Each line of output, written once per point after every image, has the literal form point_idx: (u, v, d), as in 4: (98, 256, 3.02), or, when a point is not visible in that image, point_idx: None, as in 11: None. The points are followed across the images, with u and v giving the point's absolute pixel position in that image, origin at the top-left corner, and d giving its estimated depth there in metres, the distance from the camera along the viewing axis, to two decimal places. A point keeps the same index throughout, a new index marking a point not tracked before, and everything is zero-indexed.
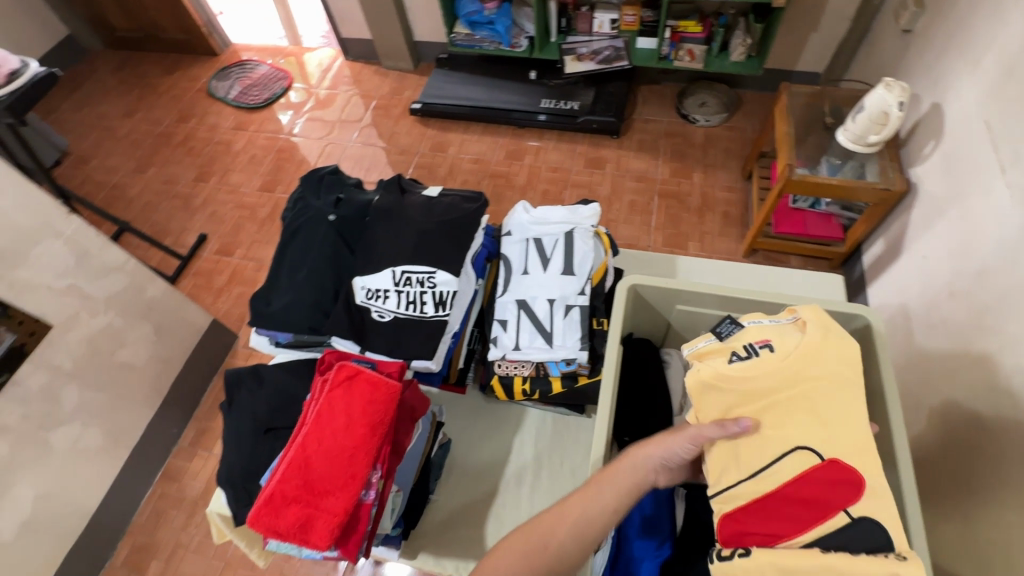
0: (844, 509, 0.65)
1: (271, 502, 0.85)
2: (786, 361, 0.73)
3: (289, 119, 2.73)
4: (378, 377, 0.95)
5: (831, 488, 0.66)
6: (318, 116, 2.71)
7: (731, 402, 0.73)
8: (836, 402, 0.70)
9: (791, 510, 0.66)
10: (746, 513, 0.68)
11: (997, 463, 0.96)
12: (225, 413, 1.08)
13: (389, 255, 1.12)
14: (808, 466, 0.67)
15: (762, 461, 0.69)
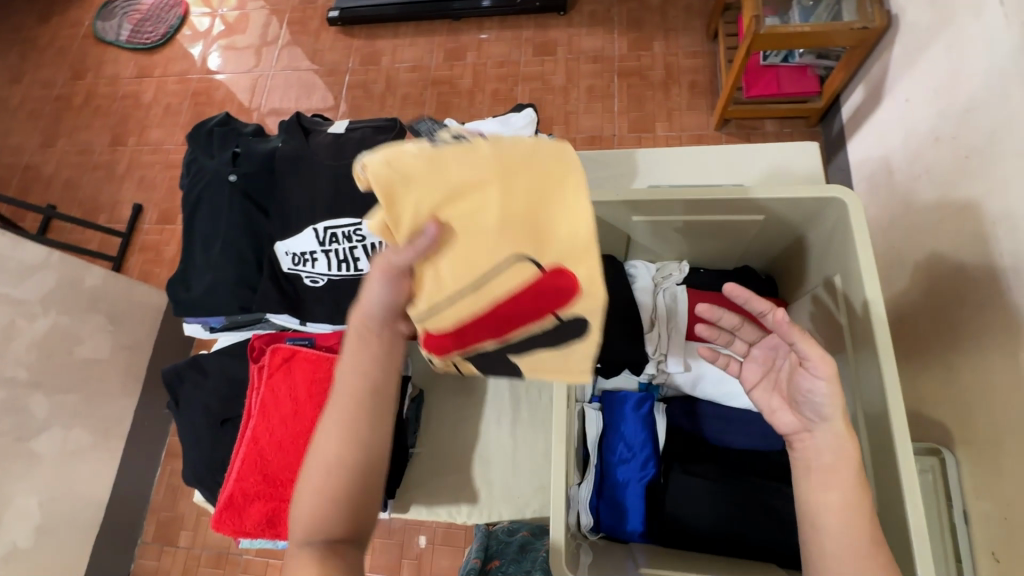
0: (557, 314, 0.56)
1: (233, 503, 0.81)
2: (489, 161, 0.47)
3: (200, 52, 2.37)
4: (318, 354, 0.87)
5: (550, 297, 0.54)
6: (228, 44, 2.35)
7: (426, 195, 0.48)
8: (529, 202, 0.49)
9: (512, 322, 0.57)
10: (451, 338, 0.60)
11: (982, 317, 0.91)
12: (175, 412, 1.02)
13: (306, 212, 0.98)
14: (531, 277, 0.53)
15: (485, 277, 0.53)
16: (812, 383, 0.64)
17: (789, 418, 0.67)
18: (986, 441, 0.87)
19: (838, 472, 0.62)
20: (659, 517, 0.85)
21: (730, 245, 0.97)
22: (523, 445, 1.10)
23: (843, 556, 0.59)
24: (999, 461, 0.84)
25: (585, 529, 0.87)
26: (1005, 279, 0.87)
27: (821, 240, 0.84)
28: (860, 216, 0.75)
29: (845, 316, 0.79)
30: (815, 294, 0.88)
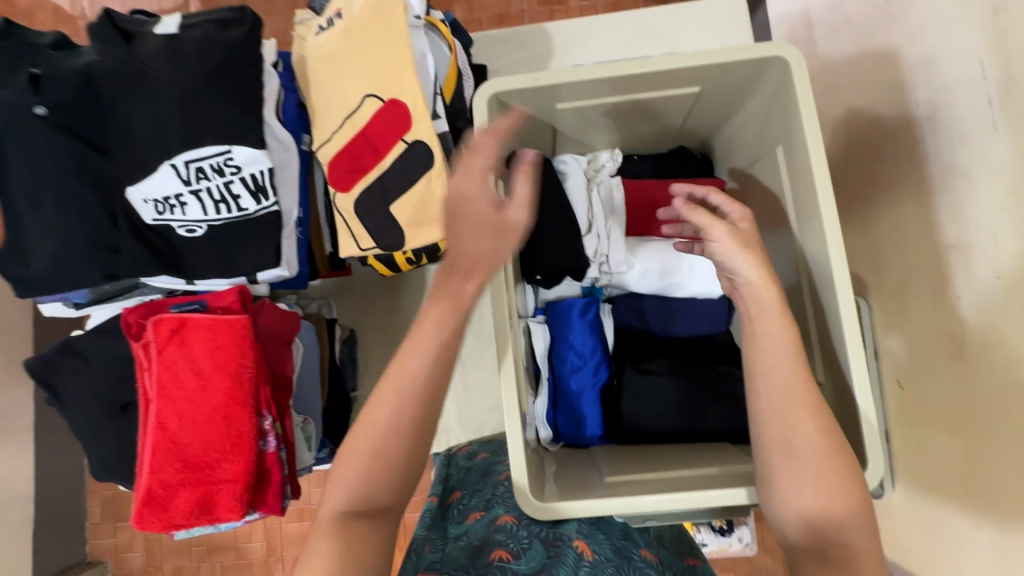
0: (403, 140, 0.81)
1: (154, 499, 0.71)
2: (352, 25, 0.81)
3: None
4: (213, 319, 0.73)
5: (390, 123, 0.81)
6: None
7: (325, 68, 0.83)
8: (380, 64, 0.80)
9: (369, 150, 0.83)
10: (337, 167, 0.85)
11: (897, 169, 0.90)
12: (60, 408, 0.86)
13: (154, 146, 0.77)
14: (376, 109, 0.81)
15: (351, 112, 0.82)
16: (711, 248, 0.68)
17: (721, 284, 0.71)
18: (895, 289, 0.91)
19: (764, 317, 0.63)
20: (617, 419, 0.85)
21: (663, 124, 0.88)
22: (472, 367, 1.05)
23: (778, 403, 0.60)
24: (907, 301, 0.88)
25: (545, 442, 0.87)
26: (919, 126, 0.84)
27: (761, 108, 0.77)
28: (803, 74, 0.67)
29: (790, 190, 0.75)
30: (756, 168, 0.83)
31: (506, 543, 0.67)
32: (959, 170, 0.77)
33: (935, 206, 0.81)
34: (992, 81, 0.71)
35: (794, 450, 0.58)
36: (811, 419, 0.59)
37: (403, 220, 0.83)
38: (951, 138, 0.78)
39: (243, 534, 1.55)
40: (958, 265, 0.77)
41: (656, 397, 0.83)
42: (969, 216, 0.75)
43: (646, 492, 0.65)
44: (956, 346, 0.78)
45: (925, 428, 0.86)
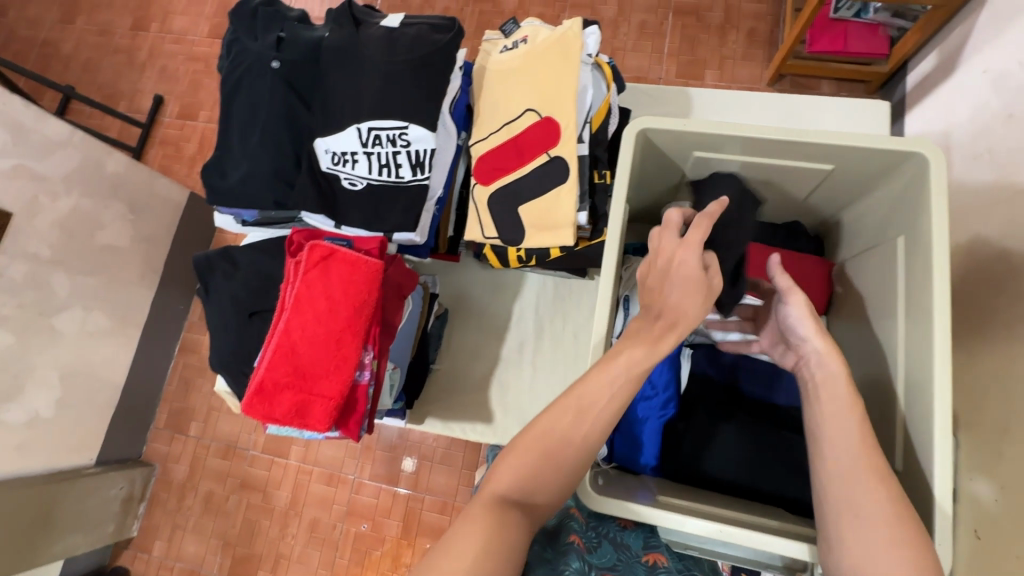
0: (547, 152, 0.92)
1: (264, 391, 0.83)
2: (532, 50, 0.95)
3: None
4: (356, 256, 0.85)
5: (540, 135, 0.92)
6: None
7: (499, 79, 0.97)
8: (546, 85, 0.93)
9: (516, 153, 0.94)
10: (484, 160, 0.97)
11: (1021, 299, 0.89)
12: (204, 300, 1.02)
13: (350, 111, 0.94)
14: (532, 122, 0.93)
15: (509, 119, 0.95)
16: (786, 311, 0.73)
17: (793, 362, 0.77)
18: (996, 425, 0.87)
19: (829, 390, 0.67)
20: (676, 455, 0.87)
21: (786, 195, 0.93)
22: (541, 375, 1.11)
23: (846, 469, 0.62)
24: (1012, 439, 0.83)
25: (599, 458, 0.91)
26: None
27: (891, 199, 0.80)
28: (942, 174, 0.70)
29: (902, 278, 0.76)
30: (868, 256, 0.86)
31: (582, 533, 0.69)
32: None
33: None
34: None
35: (848, 512, 0.60)
36: (882, 488, 0.60)
37: (526, 221, 0.94)
38: None
39: (276, 477, 1.65)
40: None
41: (720, 445, 0.85)
42: None
43: (699, 517, 0.67)
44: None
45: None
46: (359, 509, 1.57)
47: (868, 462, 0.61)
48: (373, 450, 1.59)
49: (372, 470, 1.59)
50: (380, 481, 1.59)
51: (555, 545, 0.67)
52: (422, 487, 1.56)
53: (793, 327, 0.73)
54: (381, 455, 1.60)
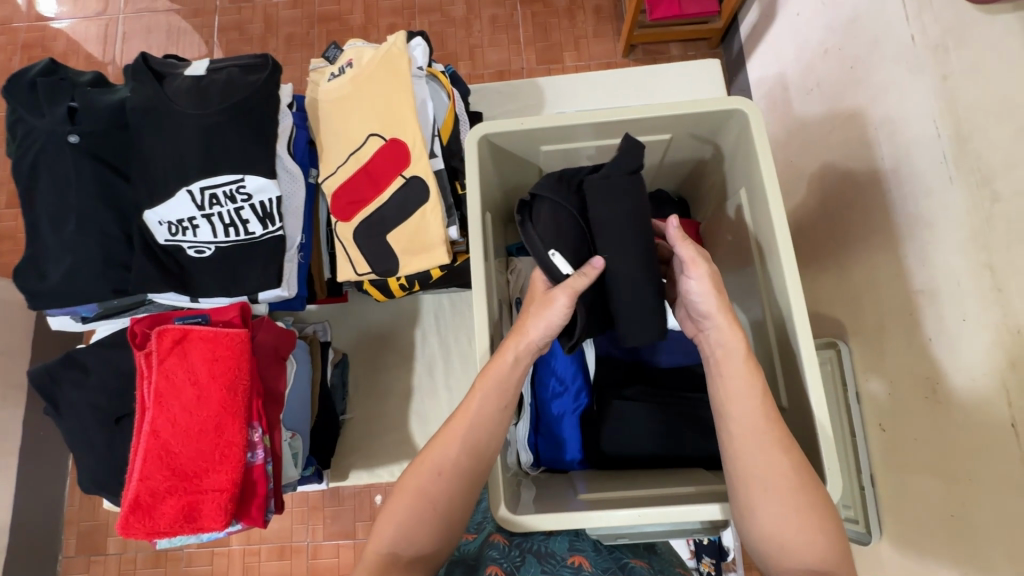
0: (401, 175, 0.88)
1: (141, 505, 0.73)
2: (362, 73, 0.91)
3: None
4: (213, 331, 0.78)
5: (390, 159, 0.88)
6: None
7: (336, 109, 0.92)
8: (383, 106, 0.89)
9: (371, 183, 0.90)
10: (340, 196, 0.91)
11: (866, 216, 0.97)
12: (57, 418, 0.89)
13: (174, 173, 0.84)
14: (378, 147, 0.89)
15: (355, 149, 0.90)
16: (688, 284, 0.71)
17: (691, 325, 0.76)
18: (872, 331, 0.94)
19: (729, 363, 0.68)
20: (597, 444, 0.88)
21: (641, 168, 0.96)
22: (458, 395, 1.08)
23: (750, 444, 0.64)
24: (884, 342, 0.91)
25: (526, 466, 0.89)
26: (885, 178, 0.92)
27: (727, 155, 0.84)
28: (761, 126, 0.75)
29: (753, 229, 0.82)
30: (723, 210, 0.91)
31: (500, 560, 0.68)
32: (923, 218, 0.84)
33: (905, 250, 0.87)
34: (946, 140, 0.80)
35: (759, 478, 0.63)
36: (784, 456, 0.63)
37: (398, 249, 0.90)
38: (914, 189, 0.85)
39: (220, 569, 1.41)
40: (928, 308, 0.82)
41: (634, 423, 0.86)
42: (935, 262, 0.81)
43: (619, 509, 0.68)
44: (933, 389, 0.81)
45: (908, 471, 0.86)
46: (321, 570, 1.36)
47: (771, 430, 0.64)
48: (321, 506, 1.40)
49: (328, 528, 1.39)
50: (337, 538, 1.40)
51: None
52: None
53: (692, 301, 0.72)
54: (331, 511, 1.41)
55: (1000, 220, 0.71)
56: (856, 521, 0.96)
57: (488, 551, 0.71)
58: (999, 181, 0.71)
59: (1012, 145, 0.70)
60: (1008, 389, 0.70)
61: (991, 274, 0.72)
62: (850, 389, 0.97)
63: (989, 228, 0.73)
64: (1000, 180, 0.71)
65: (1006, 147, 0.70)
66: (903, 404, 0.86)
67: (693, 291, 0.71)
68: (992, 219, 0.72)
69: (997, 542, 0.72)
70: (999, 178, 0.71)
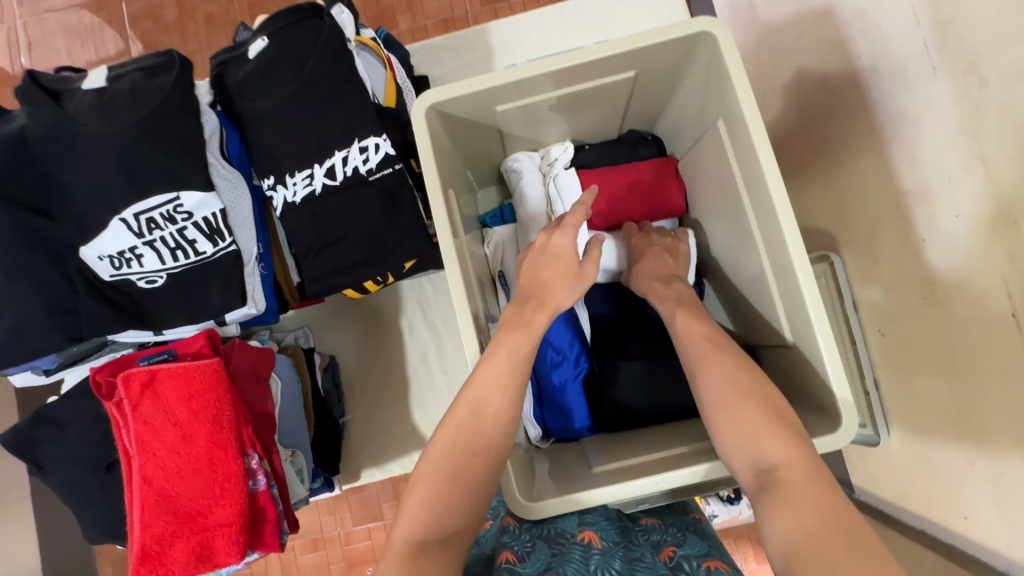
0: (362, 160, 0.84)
1: (149, 554, 0.71)
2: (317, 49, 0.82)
3: None
4: (183, 366, 0.73)
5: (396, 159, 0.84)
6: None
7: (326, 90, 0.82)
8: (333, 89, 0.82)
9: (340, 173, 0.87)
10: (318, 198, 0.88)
11: (846, 120, 0.91)
12: (42, 478, 0.84)
13: (100, 201, 0.76)
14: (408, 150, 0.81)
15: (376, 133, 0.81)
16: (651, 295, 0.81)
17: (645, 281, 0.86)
18: (863, 238, 0.90)
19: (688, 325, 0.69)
20: (601, 408, 0.86)
21: (608, 111, 0.89)
22: (456, 376, 1.05)
23: (701, 380, 0.64)
24: (877, 249, 0.87)
25: (535, 440, 0.88)
26: (861, 77, 0.86)
27: (698, 84, 0.78)
28: (732, 48, 0.68)
29: (731, 159, 0.77)
30: (699, 142, 0.85)
31: (512, 545, 0.66)
32: (907, 117, 0.78)
33: (888, 152, 0.82)
34: (927, 28, 0.73)
35: (714, 410, 0.61)
36: (718, 368, 0.63)
37: (361, 250, 0.84)
38: (895, 87, 0.79)
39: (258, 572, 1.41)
40: (918, 209, 0.78)
41: (643, 384, 0.84)
42: (922, 162, 0.76)
43: (635, 478, 0.66)
44: (930, 289, 0.78)
45: (913, 373, 0.84)
46: (357, 558, 1.39)
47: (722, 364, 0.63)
48: (344, 498, 1.41)
49: (354, 517, 1.40)
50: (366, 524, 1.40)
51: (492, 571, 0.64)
52: None
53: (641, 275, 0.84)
54: (356, 501, 1.41)
55: (991, 109, 0.66)
56: (864, 424, 0.95)
57: (500, 538, 0.69)
58: (983, 66, 0.66)
59: (1002, 22, 0.63)
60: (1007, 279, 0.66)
61: (982, 167, 0.68)
62: (846, 299, 0.94)
63: (979, 116, 0.68)
64: (986, 65, 0.66)
65: (994, 27, 0.64)
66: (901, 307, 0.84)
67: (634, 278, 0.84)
68: (982, 108, 0.67)
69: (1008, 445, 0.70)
70: (989, 61, 0.65)
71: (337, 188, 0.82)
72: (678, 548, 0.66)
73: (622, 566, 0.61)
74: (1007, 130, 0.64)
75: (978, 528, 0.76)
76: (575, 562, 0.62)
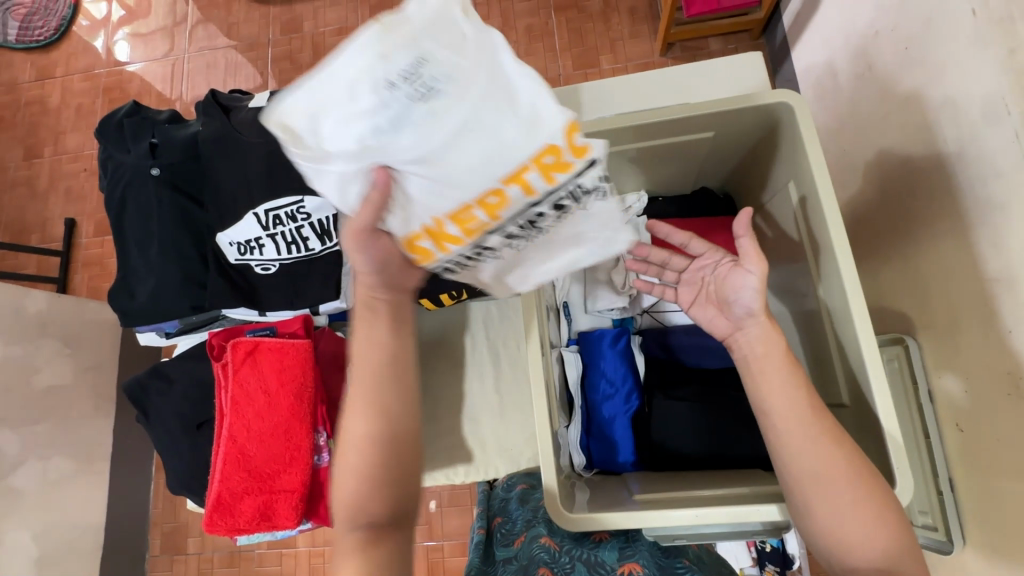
0: None
1: (222, 504, 0.80)
2: None
3: (89, 22, 1.97)
4: (281, 343, 0.83)
5: None
6: (133, 30, 1.94)
7: None
8: None
9: None
10: None
11: (931, 203, 0.91)
12: (146, 425, 0.98)
13: (242, 196, 0.92)
14: None
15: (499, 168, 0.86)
16: (744, 279, 0.67)
17: (724, 323, 0.71)
18: (944, 324, 0.87)
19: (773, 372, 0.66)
20: (649, 444, 0.88)
21: (685, 167, 0.96)
22: (508, 398, 1.10)
23: (802, 433, 0.63)
24: (957, 337, 0.85)
25: (579, 468, 0.89)
26: (948, 162, 0.87)
27: (774, 148, 0.83)
28: (808, 119, 0.75)
29: (802, 220, 0.80)
30: (773, 202, 0.89)
31: (552, 567, 0.71)
32: (994, 202, 0.78)
33: (975, 237, 0.81)
34: (1016, 118, 0.74)
35: (819, 478, 0.61)
36: (842, 449, 0.61)
37: None
38: (982, 173, 0.80)
39: (289, 569, 1.46)
40: (1004, 298, 0.76)
41: (698, 428, 0.86)
42: (1009, 250, 0.75)
43: (674, 509, 0.68)
44: (1016, 384, 0.75)
45: (993, 474, 0.79)
46: None
47: (819, 422, 0.63)
48: None
49: None
50: None
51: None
52: (439, 536, 1.42)
53: (742, 295, 0.68)
54: None
55: None
56: (935, 529, 0.90)
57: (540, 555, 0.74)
58: None
59: None
60: None
61: None
62: (922, 387, 0.90)
63: None
64: None
65: None
66: (983, 397, 0.80)
67: (744, 304, 0.67)
68: None
69: None
70: None
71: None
72: None
73: None
74: None
75: None
76: None
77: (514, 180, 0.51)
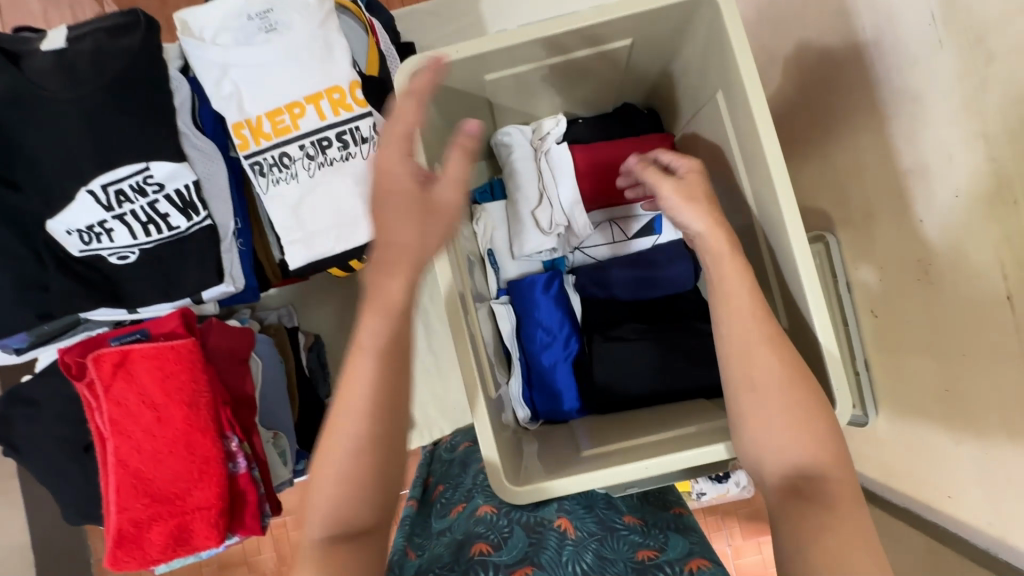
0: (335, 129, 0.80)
1: (126, 538, 0.70)
2: None
3: None
4: (158, 347, 0.71)
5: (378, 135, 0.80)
6: None
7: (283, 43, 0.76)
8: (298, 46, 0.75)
9: None
10: None
11: (849, 96, 0.86)
12: (18, 459, 0.82)
13: (66, 171, 0.72)
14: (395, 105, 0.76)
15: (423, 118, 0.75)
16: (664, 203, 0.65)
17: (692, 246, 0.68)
18: (859, 215, 0.85)
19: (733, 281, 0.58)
20: (591, 388, 0.84)
21: (602, 82, 0.85)
22: (443, 356, 1.03)
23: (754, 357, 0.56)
24: (873, 229, 0.83)
25: (524, 422, 0.86)
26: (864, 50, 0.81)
27: (698, 52, 0.74)
28: (734, 18, 0.65)
29: (730, 131, 0.73)
30: (698, 112, 0.81)
31: (487, 535, 0.65)
32: (909, 89, 0.73)
33: (890, 128, 0.77)
34: None
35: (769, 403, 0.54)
36: (773, 354, 0.56)
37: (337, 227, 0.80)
38: (898, 60, 0.74)
39: None
40: (917, 189, 0.73)
41: (639, 366, 0.82)
42: (922, 141, 0.72)
43: (622, 463, 0.65)
44: (925, 269, 0.74)
45: (904, 355, 0.80)
46: None
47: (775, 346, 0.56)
48: None
49: None
50: None
51: (462, 559, 0.62)
52: None
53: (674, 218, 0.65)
54: None
55: (994, 83, 0.61)
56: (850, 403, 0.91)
57: (475, 525, 0.67)
58: (992, 37, 0.61)
59: None
60: (1002, 259, 0.62)
61: (983, 146, 0.63)
62: (841, 278, 0.89)
63: (981, 91, 0.63)
64: (993, 36, 0.60)
65: None
66: (895, 286, 0.79)
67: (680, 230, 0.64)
68: (984, 83, 0.62)
69: (993, 420, 0.67)
70: (992, 32, 0.60)
71: (320, 167, 0.78)
72: (660, 550, 0.62)
73: (595, 558, 0.60)
74: (1009, 108, 0.60)
75: (963, 506, 0.74)
76: (549, 550, 0.61)
77: (312, 101, 0.76)
